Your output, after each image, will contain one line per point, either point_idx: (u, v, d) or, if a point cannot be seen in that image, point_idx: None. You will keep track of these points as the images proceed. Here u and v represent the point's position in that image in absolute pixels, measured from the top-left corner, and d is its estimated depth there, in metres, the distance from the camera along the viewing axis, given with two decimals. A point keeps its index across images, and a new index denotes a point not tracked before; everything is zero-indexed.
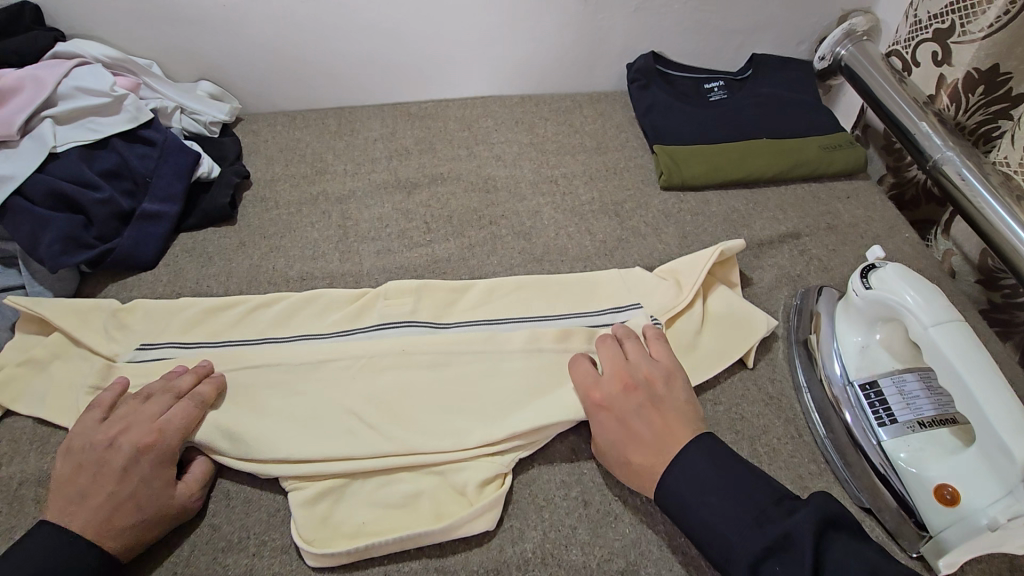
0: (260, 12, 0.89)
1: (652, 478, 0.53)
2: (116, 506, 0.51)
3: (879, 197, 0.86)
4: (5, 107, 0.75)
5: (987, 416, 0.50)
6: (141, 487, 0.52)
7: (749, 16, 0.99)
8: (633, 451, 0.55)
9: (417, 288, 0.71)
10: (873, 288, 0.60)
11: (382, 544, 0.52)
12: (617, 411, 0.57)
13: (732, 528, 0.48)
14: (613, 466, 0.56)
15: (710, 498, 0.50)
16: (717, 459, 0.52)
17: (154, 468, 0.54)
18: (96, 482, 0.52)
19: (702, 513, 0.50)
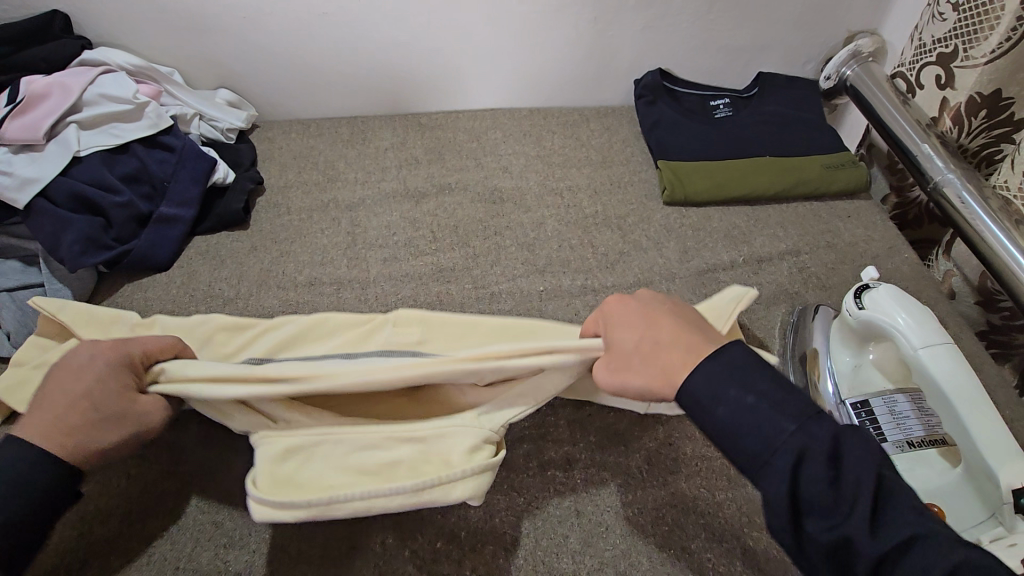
0: (278, 24, 0.91)
1: (669, 353, 0.48)
2: (74, 406, 0.51)
3: (879, 218, 0.87)
4: (32, 112, 0.78)
5: (971, 433, 0.52)
6: (98, 389, 0.52)
7: (757, 35, 1.01)
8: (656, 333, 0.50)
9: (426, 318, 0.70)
10: (866, 308, 0.61)
11: (347, 501, 0.50)
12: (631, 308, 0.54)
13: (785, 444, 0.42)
14: (621, 365, 0.52)
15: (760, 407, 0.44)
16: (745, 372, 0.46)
17: (118, 387, 0.53)
18: (59, 399, 0.52)
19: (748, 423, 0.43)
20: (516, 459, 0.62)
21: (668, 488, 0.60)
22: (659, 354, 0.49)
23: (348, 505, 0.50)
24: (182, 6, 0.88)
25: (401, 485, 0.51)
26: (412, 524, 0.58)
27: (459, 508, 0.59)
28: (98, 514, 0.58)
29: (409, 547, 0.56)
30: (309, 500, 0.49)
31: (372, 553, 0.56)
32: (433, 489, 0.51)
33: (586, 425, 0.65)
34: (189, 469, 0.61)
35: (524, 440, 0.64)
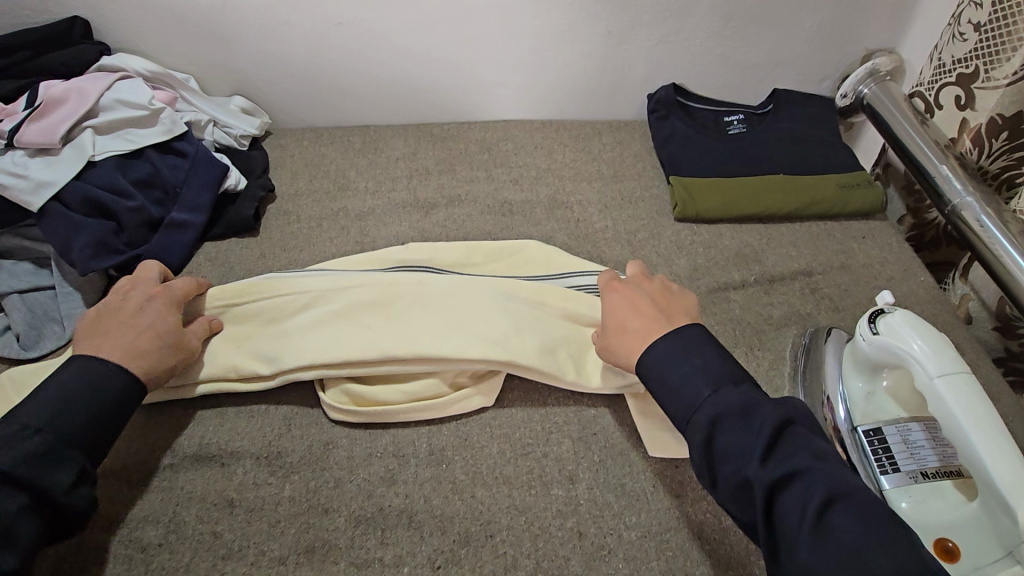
0: (294, 34, 0.92)
1: (636, 343, 0.57)
2: (140, 335, 0.60)
3: (896, 239, 0.86)
4: (51, 116, 0.79)
5: (976, 447, 0.51)
6: (159, 320, 0.62)
7: (773, 52, 1.00)
8: (642, 300, 0.60)
9: (393, 282, 0.71)
10: (880, 334, 0.59)
11: (404, 411, 0.65)
12: (629, 299, 0.61)
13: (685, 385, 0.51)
14: (604, 333, 0.61)
15: (691, 364, 0.52)
16: (688, 343, 0.53)
17: (171, 320, 0.63)
18: (130, 331, 0.60)
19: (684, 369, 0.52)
20: (519, 477, 0.61)
21: (672, 511, 0.59)
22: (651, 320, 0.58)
23: (403, 415, 0.65)
24: (200, 14, 0.89)
25: (439, 401, 0.65)
26: (411, 539, 0.57)
27: (459, 524, 0.58)
28: (100, 517, 0.58)
29: (407, 565, 0.56)
30: (381, 403, 0.65)
31: (369, 570, 0.55)
32: (457, 401, 0.65)
33: (589, 445, 0.64)
34: (191, 477, 0.62)
35: (527, 457, 0.63)
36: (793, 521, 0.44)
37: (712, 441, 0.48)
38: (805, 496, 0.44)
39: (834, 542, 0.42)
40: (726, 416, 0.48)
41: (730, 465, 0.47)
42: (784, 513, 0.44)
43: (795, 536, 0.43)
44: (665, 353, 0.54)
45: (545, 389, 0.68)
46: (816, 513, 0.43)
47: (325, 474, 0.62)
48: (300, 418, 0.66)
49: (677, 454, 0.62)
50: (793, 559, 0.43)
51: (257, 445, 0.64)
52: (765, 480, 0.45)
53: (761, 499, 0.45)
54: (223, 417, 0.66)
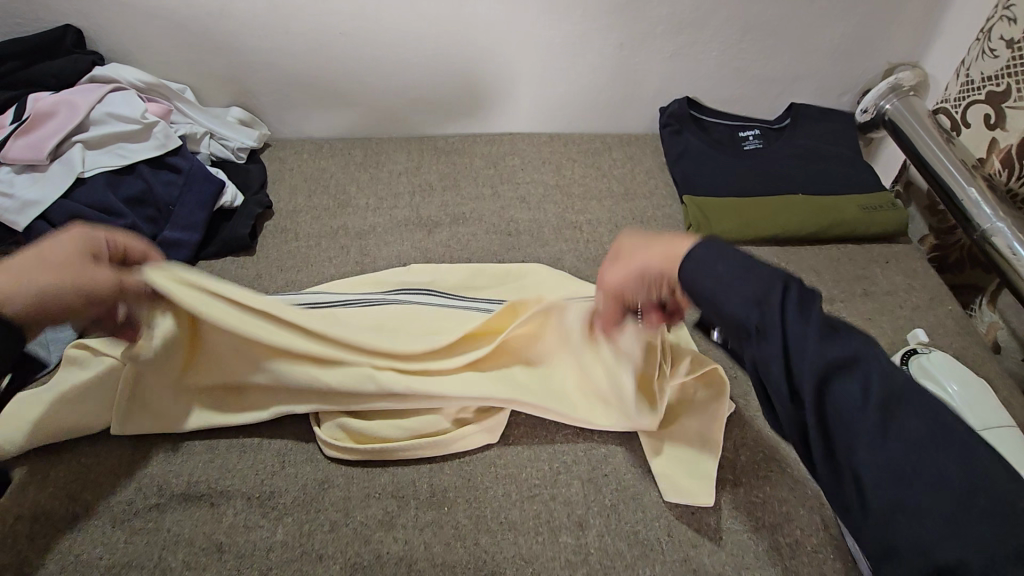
0: (295, 44, 0.89)
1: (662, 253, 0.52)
2: (32, 258, 0.49)
3: (921, 264, 0.82)
4: (38, 131, 0.76)
5: None
6: (60, 245, 0.51)
7: (791, 65, 0.96)
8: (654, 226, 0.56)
9: (401, 311, 0.69)
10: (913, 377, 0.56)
11: (403, 449, 0.61)
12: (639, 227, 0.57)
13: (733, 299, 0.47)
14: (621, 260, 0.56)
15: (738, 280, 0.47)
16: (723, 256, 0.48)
17: (77, 249, 0.51)
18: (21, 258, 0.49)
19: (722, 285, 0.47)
20: (525, 521, 0.58)
21: (689, 562, 0.55)
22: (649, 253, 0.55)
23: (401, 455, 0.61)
24: (196, 23, 0.86)
25: (438, 439, 0.61)
26: None
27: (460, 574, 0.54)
28: (83, 561, 0.55)
29: None
30: (378, 443, 0.61)
31: None
32: (461, 439, 0.62)
33: (599, 487, 0.60)
34: (178, 518, 0.58)
35: (534, 500, 0.59)
36: (851, 419, 0.43)
37: (782, 334, 0.45)
38: (865, 391, 0.43)
39: (896, 443, 0.41)
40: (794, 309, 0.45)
41: (799, 360, 0.44)
42: (838, 407, 0.43)
43: (861, 426, 0.42)
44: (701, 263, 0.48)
45: (552, 425, 0.65)
46: (877, 413, 0.42)
47: (320, 516, 0.58)
48: (294, 454, 0.63)
49: (694, 501, 0.58)
50: (850, 454, 0.43)
51: (249, 484, 0.60)
52: (822, 375, 0.43)
53: (816, 393, 0.43)
54: (213, 453, 0.63)
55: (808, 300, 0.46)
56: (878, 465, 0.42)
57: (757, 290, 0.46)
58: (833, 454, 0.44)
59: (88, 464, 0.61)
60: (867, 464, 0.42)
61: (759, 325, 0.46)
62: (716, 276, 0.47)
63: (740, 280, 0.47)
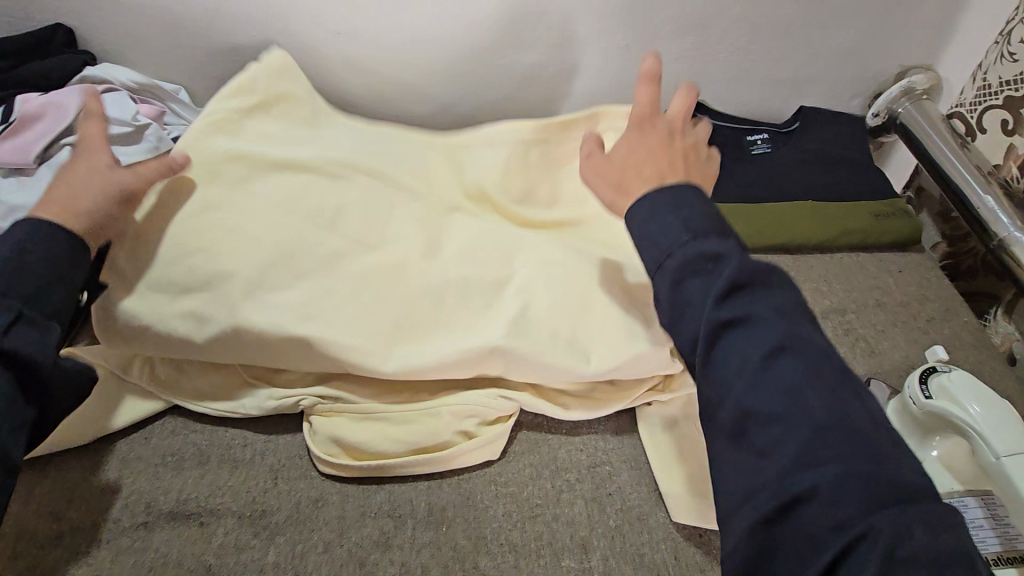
0: (291, 46, 0.87)
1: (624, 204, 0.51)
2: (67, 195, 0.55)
3: (935, 274, 0.80)
4: (25, 134, 0.74)
5: None
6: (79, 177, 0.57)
7: (801, 68, 0.93)
8: (636, 152, 0.52)
9: None
10: (933, 398, 0.55)
11: (401, 465, 0.59)
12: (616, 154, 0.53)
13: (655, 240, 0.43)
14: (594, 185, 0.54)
15: (671, 224, 0.43)
16: (676, 202, 0.43)
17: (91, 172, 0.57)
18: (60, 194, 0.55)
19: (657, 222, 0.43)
20: (526, 543, 0.56)
21: None
22: (648, 128, 0.53)
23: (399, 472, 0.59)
24: (189, 22, 0.83)
25: (438, 454, 0.59)
26: None
27: None
28: None
29: None
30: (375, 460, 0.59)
31: None
32: (465, 454, 0.60)
33: (604, 507, 0.58)
34: (166, 537, 0.56)
35: (536, 521, 0.57)
36: (735, 367, 0.38)
37: (676, 287, 0.41)
38: (756, 340, 0.38)
39: (778, 390, 0.37)
40: (704, 265, 0.41)
41: (690, 315, 0.41)
42: (728, 355, 0.39)
43: (735, 377, 0.38)
44: (651, 210, 0.44)
45: (555, 441, 0.63)
46: (763, 360, 0.38)
47: (314, 536, 0.56)
48: (288, 470, 0.61)
49: (703, 523, 0.56)
50: (731, 395, 0.38)
51: (240, 502, 0.58)
52: (713, 319, 0.39)
53: (705, 334, 0.39)
54: (204, 468, 0.61)
55: (716, 245, 0.41)
56: (749, 420, 0.37)
57: (669, 245, 0.42)
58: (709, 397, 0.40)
59: (73, 480, 0.59)
60: (753, 406, 0.37)
61: (657, 276, 0.43)
62: (662, 229, 0.43)
63: (663, 223, 0.43)
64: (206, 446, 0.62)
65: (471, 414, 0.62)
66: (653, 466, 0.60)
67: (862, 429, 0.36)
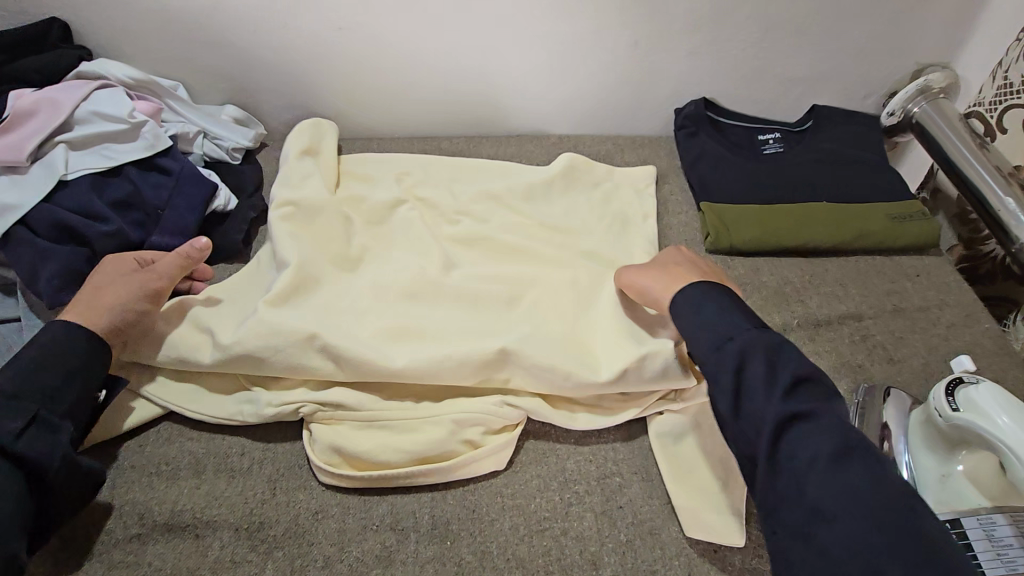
0: (293, 42, 0.85)
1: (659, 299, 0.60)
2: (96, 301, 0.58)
3: (954, 278, 0.77)
4: (18, 131, 0.72)
5: None
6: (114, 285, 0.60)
7: (815, 66, 0.91)
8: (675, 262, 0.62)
9: (405, 326, 0.64)
10: (961, 410, 0.53)
11: (403, 476, 0.57)
12: (659, 264, 0.63)
13: (710, 335, 0.51)
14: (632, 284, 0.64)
15: (715, 317, 0.52)
16: (721, 304, 0.53)
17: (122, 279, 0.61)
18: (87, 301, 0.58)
19: (705, 315, 0.52)
20: (534, 559, 0.53)
21: None
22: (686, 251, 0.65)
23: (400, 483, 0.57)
24: (188, 17, 0.81)
25: (442, 465, 0.57)
26: None
27: None
28: None
29: None
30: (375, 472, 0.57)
31: None
32: (470, 465, 0.58)
33: (614, 520, 0.56)
34: (160, 550, 0.54)
35: (544, 535, 0.55)
36: (802, 461, 0.43)
37: (740, 371, 0.47)
38: (821, 434, 0.43)
39: (844, 486, 0.41)
40: (758, 357, 0.47)
41: (753, 403, 0.46)
42: (795, 451, 0.44)
43: (805, 467, 0.42)
44: (691, 297, 0.54)
45: (563, 451, 0.61)
46: (832, 456, 0.42)
47: (314, 550, 0.54)
48: (286, 480, 0.58)
49: (719, 539, 0.54)
50: (797, 488, 0.42)
51: (237, 514, 0.56)
52: (782, 411, 0.44)
53: (774, 426, 0.44)
54: (201, 478, 0.59)
55: (774, 340, 0.49)
56: (822, 510, 0.41)
57: (729, 331, 0.50)
58: (779, 484, 0.43)
59: None
60: (823, 500, 0.41)
61: (720, 362, 0.49)
62: (713, 321, 0.52)
63: (717, 323, 0.51)
64: (202, 454, 0.60)
65: (476, 423, 0.59)
66: (665, 478, 0.58)
67: (929, 530, 0.39)
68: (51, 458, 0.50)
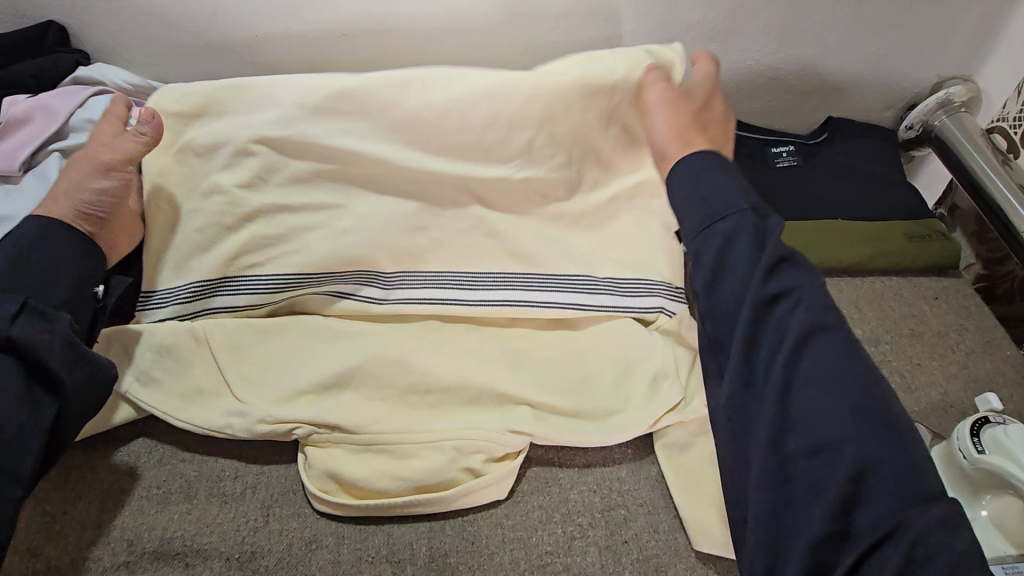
0: (295, 47, 0.83)
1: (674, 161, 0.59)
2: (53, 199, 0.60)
3: (973, 300, 0.75)
4: (12, 139, 0.70)
5: None
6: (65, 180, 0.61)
7: (831, 76, 0.88)
8: (680, 117, 0.60)
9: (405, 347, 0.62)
10: (986, 453, 0.54)
11: (399, 507, 0.55)
12: (668, 124, 0.60)
13: (701, 200, 0.49)
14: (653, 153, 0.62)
15: (706, 186, 0.49)
16: (715, 166, 0.51)
17: (79, 171, 0.61)
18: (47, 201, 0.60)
19: (702, 180, 0.50)
20: None
21: None
22: (689, 100, 0.62)
23: (398, 513, 0.55)
24: (187, 20, 0.79)
25: (441, 496, 0.55)
26: None
27: None
28: None
29: None
30: (371, 504, 0.55)
31: None
32: (469, 495, 0.56)
33: (619, 557, 0.54)
34: None
35: (544, 571, 0.53)
36: (775, 338, 0.43)
37: (724, 252, 0.46)
38: (799, 313, 0.43)
39: (811, 365, 0.41)
40: (746, 237, 0.46)
41: (733, 281, 0.45)
42: (773, 326, 0.43)
43: (776, 345, 0.43)
44: (692, 168, 0.51)
45: (567, 482, 0.59)
46: (803, 337, 0.42)
47: None
48: (280, 507, 0.57)
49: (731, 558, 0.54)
50: (763, 362, 0.43)
51: (227, 542, 0.54)
52: (762, 296, 0.43)
53: (752, 313, 0.43)
54: (192, 503, 0.57)
55: (765, 228, 0.46)
56: (783, 384, 0.41)
57: (721, 211, 0.48)
58: (750, 362, 0.44)
59: (52, 513, 0.55)
60: (787, 378, 0.42)
61: (709, 240, 0.47)
62: (706, 189, 0.49)
63: (707, 190, 0.49)
64: (196, 475, 0.59)
65: (477, 451, 0.57)
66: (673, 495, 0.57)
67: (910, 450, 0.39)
68: (48, 347, 0.51)
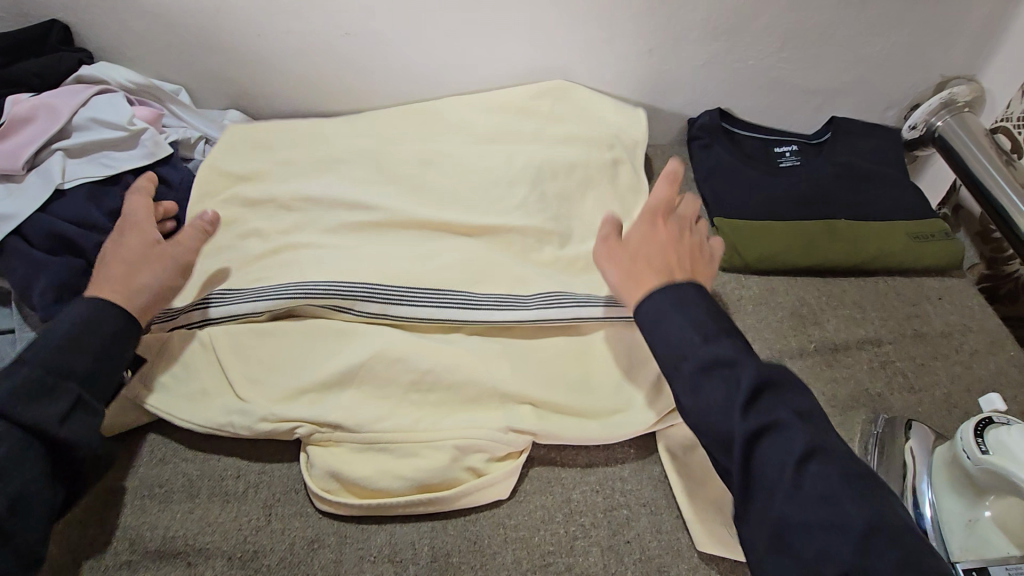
0: (297, 46, 0.82)
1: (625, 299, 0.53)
2: (121, 281, 0.56)
3: (976, 300, 0.75)
4: (15, 139, 0.70)
5: None
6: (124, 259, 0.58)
7: (834, 76, 0.88)
8: (649, 251, 0.53)
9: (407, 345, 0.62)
10: (990, 453, 0.53)
11: (402, 506, 0.55)
12: (634, 252, 0.54)
13: (672, 333, 0.47)
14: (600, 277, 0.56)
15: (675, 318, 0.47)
16: (683, 301, 0.48)
17: (138, 249, 0.59)
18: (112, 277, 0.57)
19: (667, 321, 0.47)
20: None
21: None
22: (664, 219, 0.56)
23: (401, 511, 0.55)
24: (189, 19, 0.79)
25: (443, 496, 0.55)
26: None
27: None
28: None
29: None
30: (374, 502, 0.55)
31: None
32: (472, 494, 0.56)
33: (621, 557, 0.54)
34: None
35: (546, 571, 0.53)
36: (770, 476, 0.41)
37: (696, 393, 0.44)
38: (790, 445, 0.41)
39: (811, 496, 0.40)
40: (720, 369, 0.44)
41: (714, 420, 0.44)
42: (763, 464, 0.42)
43: (773, 479, 0.41)
44: (658, 306, 0.48)
45: (569, 481, 0.59)
46: (796, 468, 0.41)
47: None
48: (282, 506, 0.57)
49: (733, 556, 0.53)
50: (763, 502, 0.41)
51: (230, 541, 0.54)
52: (748, 432, 0.42)
53: (742, 454, 0.42)
54: (194, 501, 0.57)
55: (737, 368, 0.44)
56: (789, 520, 0.40)
57: (688, 350, 0.46)
58: (749, 503, 0.42)
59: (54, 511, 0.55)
60: (788, 514, 0.40)
61: (684, 379, 0.45)
62: (675, 327, 0.47)
63: (673, 325, 0.47)
64: (199, 473, 0.59)
65: (479, 450, 0.57)
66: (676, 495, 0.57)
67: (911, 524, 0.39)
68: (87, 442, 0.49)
